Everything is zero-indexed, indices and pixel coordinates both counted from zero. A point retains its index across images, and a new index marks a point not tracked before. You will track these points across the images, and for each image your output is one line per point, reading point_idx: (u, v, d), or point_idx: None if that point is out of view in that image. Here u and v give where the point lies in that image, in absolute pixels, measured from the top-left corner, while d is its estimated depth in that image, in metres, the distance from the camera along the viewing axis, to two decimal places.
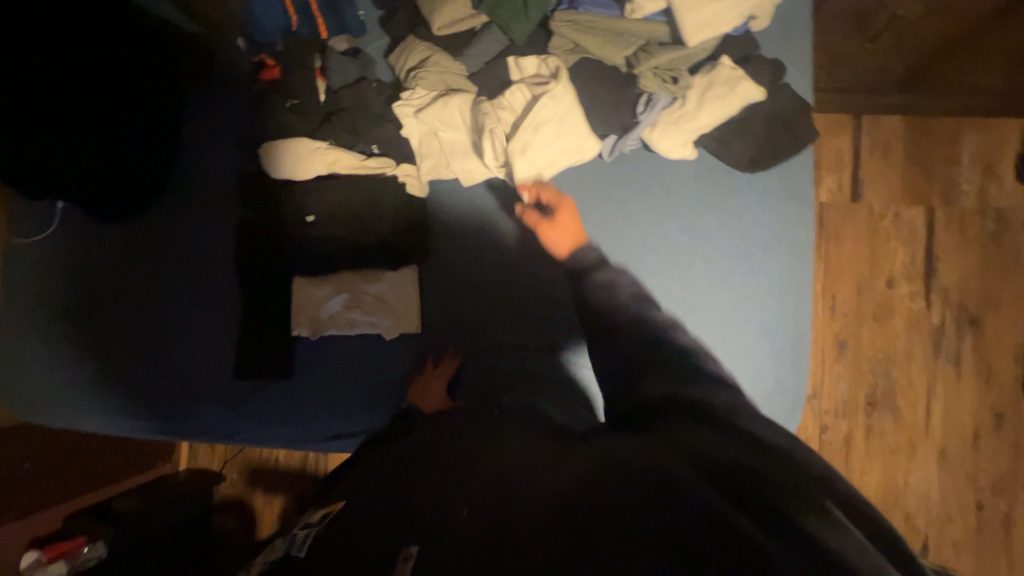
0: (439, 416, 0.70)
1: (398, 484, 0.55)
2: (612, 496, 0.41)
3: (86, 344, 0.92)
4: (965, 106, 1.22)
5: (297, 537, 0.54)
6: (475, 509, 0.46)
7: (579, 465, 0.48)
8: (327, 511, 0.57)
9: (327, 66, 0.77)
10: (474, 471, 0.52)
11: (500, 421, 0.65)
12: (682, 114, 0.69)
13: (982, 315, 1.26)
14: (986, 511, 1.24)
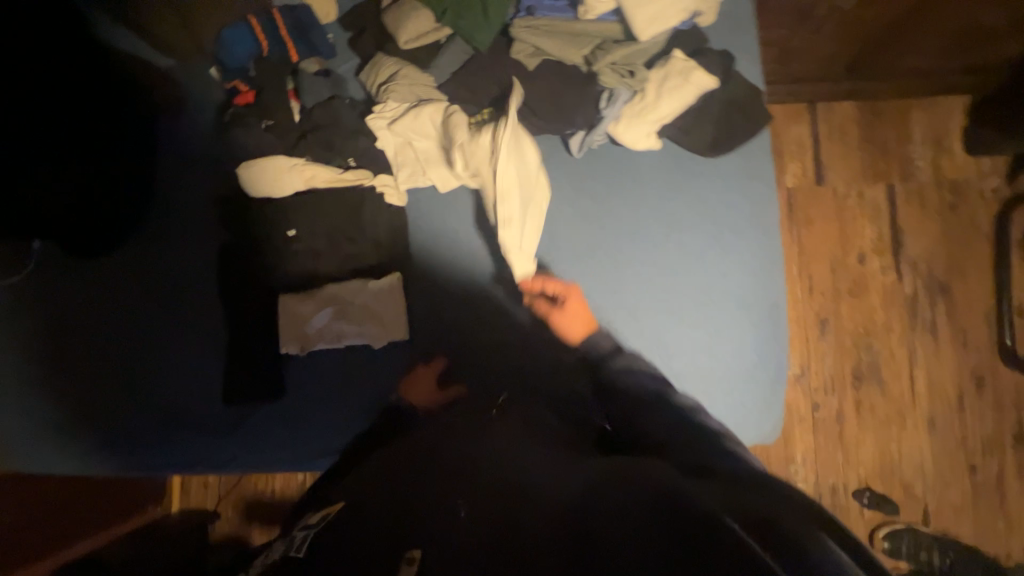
0: (436, 422, 0.69)
1: (397, 490, 0.55)
2: (620, 503, 0.43)
3: (70, 381, 0.90)
4: (910, 87, 1.30)
5: (295, 537, 0.53)
6: (481, 523, 0.45)
7: (588, 479, 0.49)
8: (327, 512, 0.57)
9: (299, 87, 0.79)
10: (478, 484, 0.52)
11: (501, 428, 0.65)
12: (643, 107, 0.73)
13: (950, 282, 1.31)
14: (980, 473, 1.26)
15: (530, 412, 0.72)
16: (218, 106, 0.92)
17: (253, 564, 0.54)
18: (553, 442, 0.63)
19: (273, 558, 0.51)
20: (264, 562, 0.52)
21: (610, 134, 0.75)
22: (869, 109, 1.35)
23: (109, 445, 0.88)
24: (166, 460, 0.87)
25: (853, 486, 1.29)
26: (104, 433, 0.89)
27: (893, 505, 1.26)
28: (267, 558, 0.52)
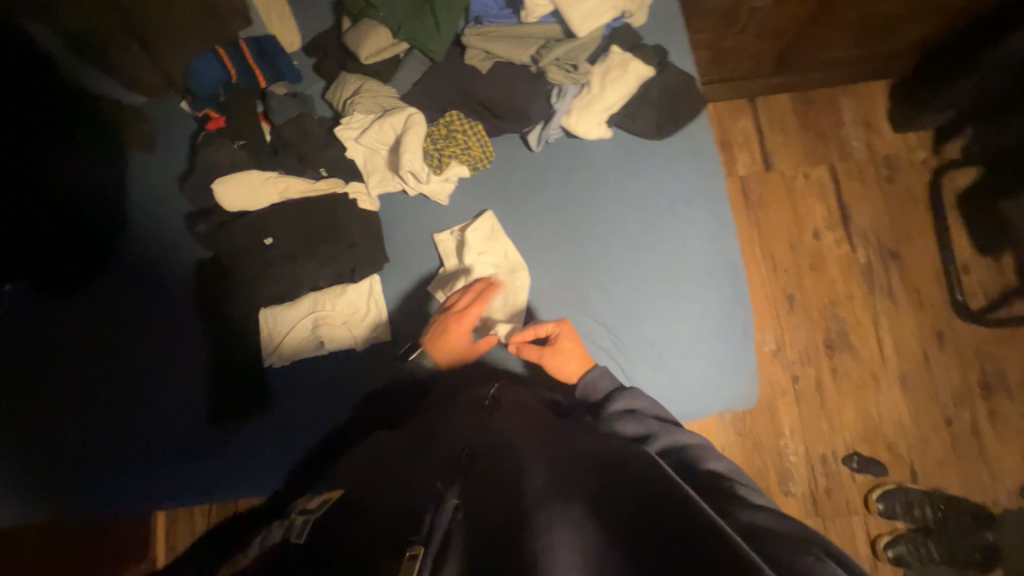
0: (432, 421, 0.69)
1: (394, 490, 0.54)
2: (623, 491, 0.40)
3: (45, 422, 0.87)
4: (833, 77, 1.43)
5: (294, 522, 0.56)
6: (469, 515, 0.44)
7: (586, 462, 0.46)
8: (326, 499, 0.60)
9: (269, 109, 0.84)
10: (472, 480, 0.50)
11: (496, 419, 0.63)
12: (590, 99, 0.80)
13: (899, 248, 1.41)
14: (955, 425, 1.31)
15: (524, 398, 0.72)
16: (188, 136, 0.97)
17: (253, 545, 0.57)
18: (551, 426, 0.62)
19: (271, 542, 0.54)
20: (265, 544, 0.55)
21: (564, 127, 0.82)
22: (802, 99, 1.48)
23: (88, 485, 0.85)
24: (149, 493, 0.85)
25: (841, 452, 1.32)
26: (83, 472, 0.86)
27: (881, 466, 1.30)
28: (263, 544, 0.55)
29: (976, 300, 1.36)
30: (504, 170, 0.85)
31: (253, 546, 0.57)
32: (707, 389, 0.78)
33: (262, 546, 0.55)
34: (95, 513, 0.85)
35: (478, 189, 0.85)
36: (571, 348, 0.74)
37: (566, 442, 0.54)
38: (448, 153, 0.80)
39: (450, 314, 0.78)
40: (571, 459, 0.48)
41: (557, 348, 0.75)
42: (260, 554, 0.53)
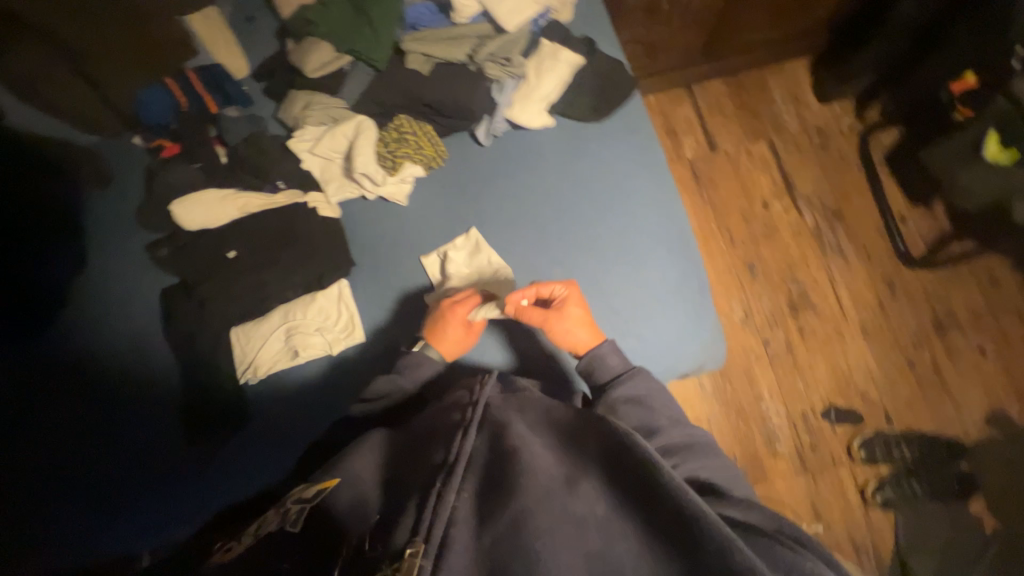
0: (426, 410, 0.72)
1: (394, 484, 0.58)
2: (626, 495, 0.49)
3: (13, 475, 0.84)
4: (759, 59, 1.55)
5: (290, 511, 0.60)
6: (492, 527, 0.48)
7: (588, 458, 0.54)
8: (321, 488, 0.61)
9: (222, 131, 0.87)
10: (482, 483, 0.53)
11: (490, 405, 0.64)
12: (528, 90, 0.87)
13: (841, 208, 1.50)
14: (918, 366, 1.39)
15: (516, 384, 0.75)
16: (145, 170, 0.96)
17: (253, 528, 0.62)
18: (543, 409, 0.64)
19: (267, 530, 0.59)
20: (261, 532, 0.60)
21: (508, 119, 0.87)
22: (734, 82, 1.59)
23: (62, 535, 0.82)
24: (128, 535, 0.82)
25: (819, 407, 1.37)
26: (56, 518, 0.83)
27: (856, 414, 1.36)
28: (258, 532, 0.60)
29: (917, 248, 1.46)
30: (456, 166, 0.89)
31: (246, 534, 0.62)
32: (676, 346, 0.82)
33: (257, 534, 0.60)
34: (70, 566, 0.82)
35: (435, 186, 0.88)
36: (580, 311, 0.76)
37: (568, 437, 0.58)
38: (401, 153, 0.85)
39: (447, 308, 0.79)
40: (573, 453, 0.55)
41: (564, 309, 0.76)
42: (256, 541, 0.58)
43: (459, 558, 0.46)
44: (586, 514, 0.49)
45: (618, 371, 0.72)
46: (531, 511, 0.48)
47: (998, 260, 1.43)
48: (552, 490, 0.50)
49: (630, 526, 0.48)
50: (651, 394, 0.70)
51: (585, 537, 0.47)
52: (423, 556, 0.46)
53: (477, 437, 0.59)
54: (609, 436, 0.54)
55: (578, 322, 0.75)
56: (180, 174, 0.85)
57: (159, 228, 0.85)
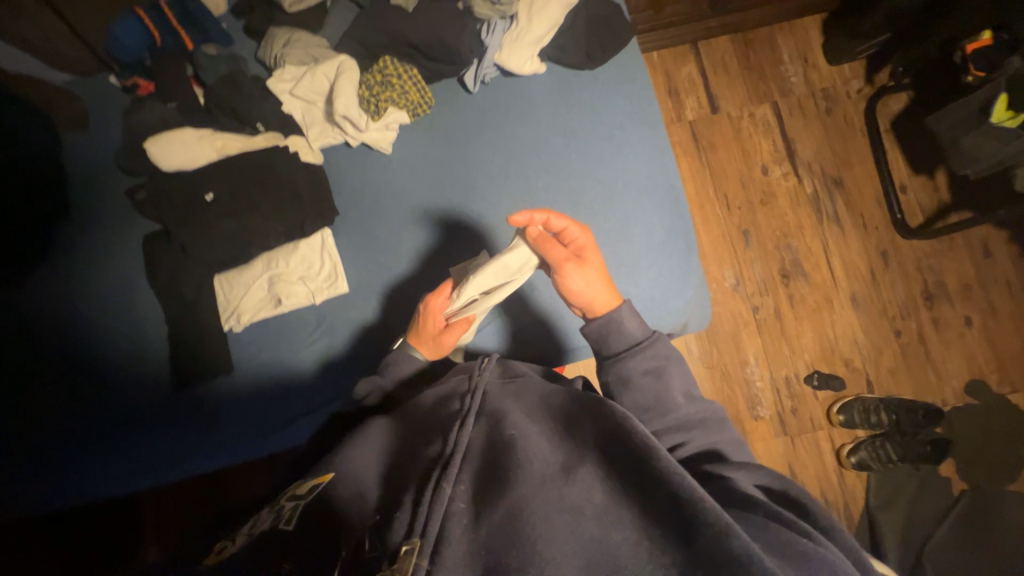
0: (422, 395, 0.73)
1: (394, 474, 0.60)
2: (625, 485, 0.50)
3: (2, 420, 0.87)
4: (769, 15, 1.47)
5: (285, 509, 0.58)
6: (487, 518, 0.49)
7: (589, 449, 0.55)
8: (317, 482, 0.61)
9: (198, 70, 0.83)
10: (477, 476, 0.54)
11: (488, 391, 0.66)
12: (520, 31, 0.82)
13: (842, 175, 1.47)
14: (904, 335, 1.40)
15: (513, 368, 0.74)
16: (123, 113, 0.93)
17: (244, 529, 0.60)
18: (541, 396, 0.66)
19: (260, 531, 0.56)
20: (254, 532, 0.57)
21: (498, 64, 0.84)
22: (742, 40, 1.52)
23: (49, 477, 0.85)
24: (117, 472, 0.85)
25: (803, 372, 1.39)
26: (48, 460, 0.85)
27: (839, 380, 1.38)
28: (252, 532, 0.57)
29: (915, 218, 1.44)
30: (443, 116, 0.87)
31: (244, 532, 0.59)
32: (659, 304, 0.81)
33: (250, 534, 0.57)
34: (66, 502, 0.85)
35: (420, 134, 0.86)
36: (598, 260, 0.72)
37: (567, 426, 0.59)
38: (384, 98, 0.81)
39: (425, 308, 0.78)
40: (573, 442, 0.56)
41: (583, 254, 0.72)
42: (250, 539, 0.55)
43: (456, 551, 0.47)
44: (583, 502, 0.49)
45: (638, 339, 0.68)
46: (527, 500, 0.49)
47: (994, 232, 1.42)
48: (548, 480, 0.51)
49: (627, 513, 0.48)
50: (672, 364, 0.68)
51: (584, 525, 0.47)
52: (418, 554, 0.46)
53: (474, 426, 0.60)
54: (607, 426, 0.55)
55: (595, 275, 0.71)
56: (158, 114, 0.82)
57: (136, 170, 0.83)
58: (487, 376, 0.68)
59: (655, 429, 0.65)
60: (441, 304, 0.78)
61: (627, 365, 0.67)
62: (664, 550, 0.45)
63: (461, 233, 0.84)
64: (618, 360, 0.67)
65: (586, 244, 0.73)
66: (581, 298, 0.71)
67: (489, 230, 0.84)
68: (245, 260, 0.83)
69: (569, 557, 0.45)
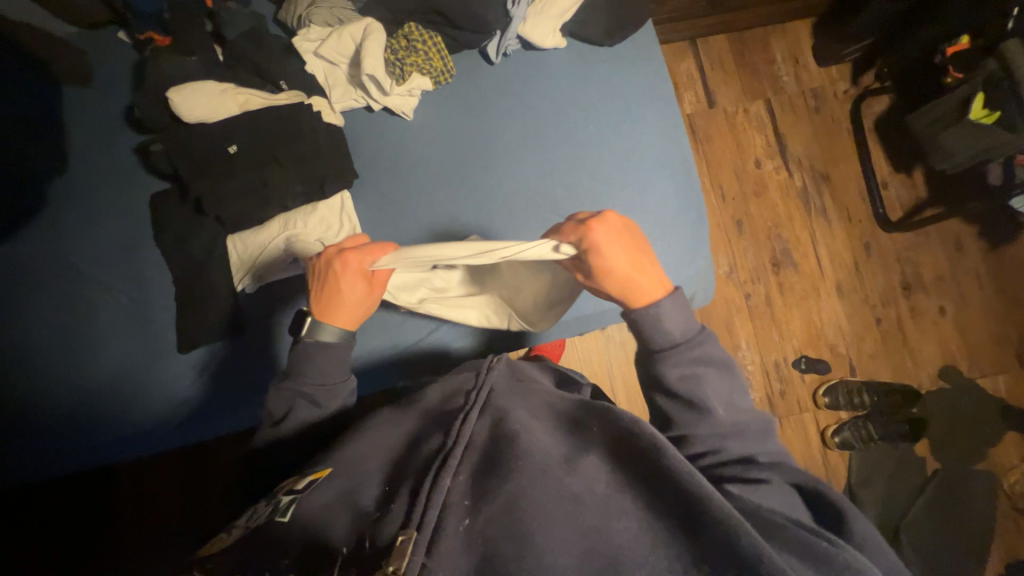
0: (428, 394, 0.71)
1: (390, 467, 0.58)
2: (629, 479, 0.50)
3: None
4: (765, 16, 1.54)
5: (281, 501, 0.57)
6: (487, 508, 0.47)
7: (595, 442, 0.54)
8: (313, 478, 0.59)
9: (221, 26, 0.83)
10: (478, 470, 0.51)
11: (494, 390, 0.63)
12: (544, 4, 0.84)
13: (829, 170, 1.55)
14: (884, 322, 1.48)
15: (522, 371, 0.72)
16: (134, 69, 0.91)
17: (240, 522, 0.59)
18: (550, 402, 0.65)
19: (256, 523, 0.55)
20: (253, 523, 0.56)
21: (520, 36, 0.86)
22: (739, 39, 1.58)
23: (36, 450, 0.83)
24: (121, 436, 0.84)
25: (791, 356, 1.46)
26: (35, 431, 0.83)
27: (825, 364, 1.45)
28: (249, 523, 0.56)
29: (895, 213, 1.53)
30: (465, 84, 0.88)
31: (241, 523, 0.59)
32: (671, 272, 0.85)
33: (247, 526, 0.56)
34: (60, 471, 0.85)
35: (441, 101, 0.88)
36: (621, 260, 0.68)
37: (572, 426, 0.58)
38: (409, 63, 0.82)
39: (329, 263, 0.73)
40: (578, 436, 0.56)
41: (601, 266, 0.68)
42: (247, 533, 0.54)
43: (452, 542, 0.44)
44: (585, 492, 0.48)
45: (678, 340, 0.65)
46: (525, 488, 0.48)
47: (965, 228, 1.52)
48: (550, 471, 0.49)
49: (631, 504, 0.48)
50: (713, 368, 0.66)
51: (585, 514, 0.46)
52: (416, 548, 0.43)
53: (478, 421, 0.57)
54: (615, 425, 0.55)
55: (616, 281, 0.68)
56: (174, 66, 0.80)
57: (151, 124, 0.82)
58: (496, 374, 0.65)
59: (687, 432, 0.64)
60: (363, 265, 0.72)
61: (662, 367, 0.65)
62: (666, 543, 0.46)
63: (481, 200, 0.85)
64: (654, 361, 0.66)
65: (597, 247, 0.68)
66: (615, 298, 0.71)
67: (507, 197, 0.85)
68: (263, 220, 0.82)
69: (569, 546, 0.44)
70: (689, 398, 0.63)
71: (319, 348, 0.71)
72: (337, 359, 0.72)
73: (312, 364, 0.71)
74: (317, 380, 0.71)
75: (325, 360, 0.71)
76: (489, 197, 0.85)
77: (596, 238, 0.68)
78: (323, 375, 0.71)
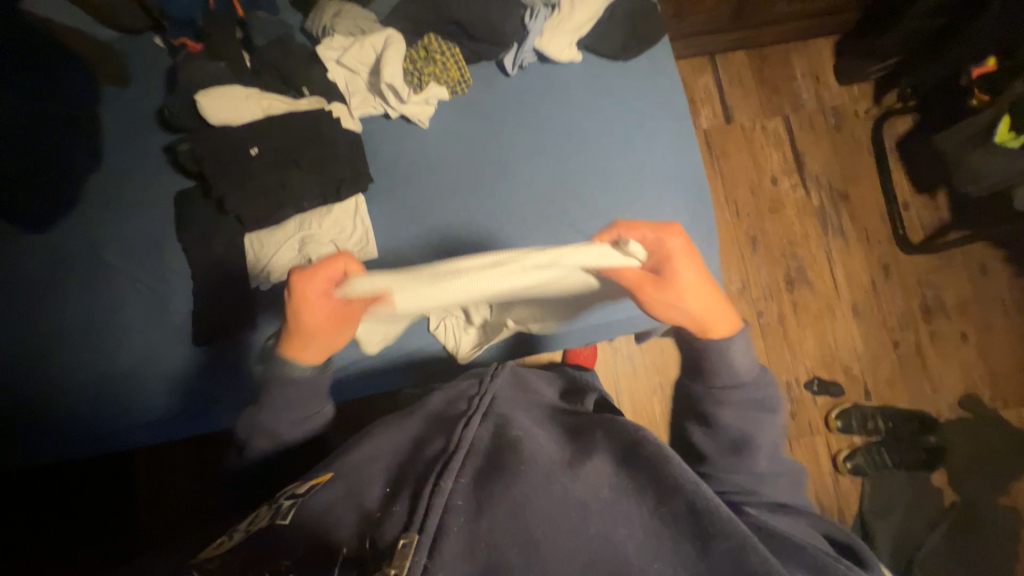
0: (432, 398, 0.71)
1: (394, 468, 0.57)
2: (635, 484, 0.52)
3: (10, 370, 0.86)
4: (786, 33, 1.53)
5: (283, 505, 0.56)
6: (491, 511, 0.47)
7: (600, 447, 0.56)
8: (316, 481, 0.58)
9: (250, 34, 0.87)
10: (481, 472, 0.51)
11: (496, 398, 0.64)
12: (561, 18, 0.86)
13: (848, 189, 1.52)
14: (902, 346, 1.44)
15: (525, 380, 0.74)
16: (167, 72, 0.95)
17: (240, 527, 0.57)
18: (548, 411, 0.67)
19: (259, 526, 0.54)
20: (253, 528, 0.55)
21: (537, 49, 0.88)
22: (759, 55, 1.58)
23: (50, 435, 0.86)
24: (131, 426, 0.87)
25: (803, 377, 1.42)
26: (52, 416, 0.86)
27: (838, 387, 1.41)
28: (251, 527, 0.55)
29: (916, 234, 1.49)
30: (481, 94, 0.90)
31: (242, 527, 0.57)
32: None
33: (249, 530, 0.55)
34: (71, 454, 0.88)
35: (456, 111, 0.90)
36: (692, 271, 0.66)
37: (572, 435, 0.60)
38: (427, 72, 0.85)
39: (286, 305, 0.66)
40: (583, 441, 0.57)
41: (672, 271, 0.65)
42: (247, 537, 0.53)
43: (454, 544, 0.45)
44: (588, 497, 0.50)
45: (743, 379, 0.69)
46: (531, 494, 0.49)
47: (991, 253, 1.47)
48: (554, 476, 0.51)
49: (636, 508, 0.51)
50: (763, 412, 0.69)
51: (590, 518, 0.48)
52: (417, 550, 0.43)
53: (480, 427, 0.58)
54: (620, 435, 0.57)
55: (689, 296, 0.66)
56: (204, 71, 0.84)
57: (180, 126, 0.86)
58: (499, 383, 0.67)
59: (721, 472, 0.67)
60: (321, 290, 0.65)
61: (718, 405, 0.69)
62: (669, 547, 0.49)
63: (491, 208, 0.86)
64: (706, 399, 0.70)
65: (672, 256, 0.65)
66: (676, 319, 0.68)
67: (519, 206, 0.86)
68: (279, 221, 0.84)
69: (574, 551, 0.46)
70: (737, 439, 0.67)
71: (282, 384, 0.70)
72: (305, 395, 0.72)
73: (276, 403, 0.71)
74: (281, 421, 0.71)
75: (292, 402, 0.71)
76: (500, 205, 0.87)
77: (673, 239, 0.66)
78: (291, 415, 0.72)
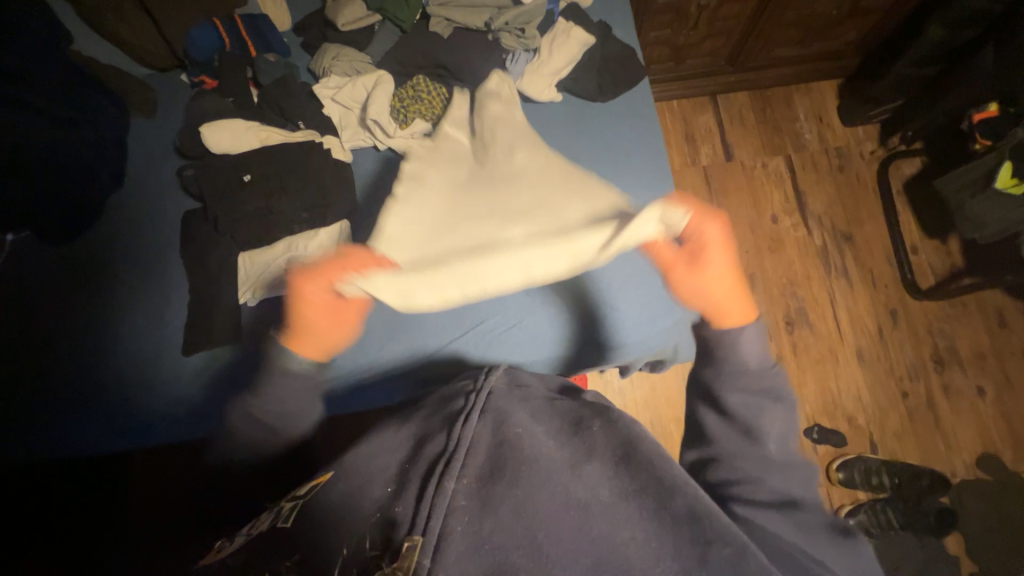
0: (433, 397, 0.64)
1: (387, 462, 0.53)
2: (635, 488, 0.48)
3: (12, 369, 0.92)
4: (787, 75, 1.54)
5: (284, 507, 0.54)
6: (493, 513, 0.43)
7: (604, 449, 0.51)
8: (315, 483, 0.56)
9: (257, 74, 0.97)
10: (487, 471, 0.47)
11: (494, 393, 0.56)
12: (539, 63, 0.95)
13: (851, 230, 1.48)
14: (912, 397, 1.36)
15: (521, 378, 0.65)
16: (184, 104, 1.05)
17: (243, 531, 0.55)
18: (550, 401, 0.60)
19: (259, 530, 0.52)
20: (251, 533, 0.53)
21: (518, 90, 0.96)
22: (759, 94, 1.58)
23: (38, 440, 0.89)
24: (109, 436, 0.90)
25: (802, 425, 1.34)
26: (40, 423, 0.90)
27: (841, 437, 1.32)
28: (252, 531, 0.53)
29: (926, 279, 1.43)
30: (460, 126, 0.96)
31: (242, 533, 0.55)
32: (652, 317, 0.90)
33: (249, 535, 0.53)
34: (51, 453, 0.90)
35: None
36: (717, 230, 0.64)
37: (574, 426, 0.55)
38: (412, 109, 0.94)
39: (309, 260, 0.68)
40: (586, 440, 0.52)
41: (704, 253, 0.64)
42: (248, 544, 0.51)
43: (456, 549, 0.41)
44: (589, 499, 0.45)
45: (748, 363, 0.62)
46: (533, 495, 0.44)
47: (1009, 303, 1.40)
48: (555, 475, 0.46)
49: (637, 513, 0.46)
50: (779, 404, 0.61)
51: (591, 521, 0.44)
52: (421, 553, 0.40)
53: (478, 424, 0.52)
54: (617, 431, 0.53)
55: (715, 283, 0.63)
56: (215, 106, 0.95)
57: (190, 151, 0.95)
58: (494, 380, 0.60)
59: (723, 454, 0.59)
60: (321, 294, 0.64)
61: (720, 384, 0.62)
62: (674, 556, 0.44)
63: None
64: (717, 380, 0.62)
65: (708, 242, 0.64)
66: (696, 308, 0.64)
67: None
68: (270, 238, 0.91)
69: (575, 554, 0.42)
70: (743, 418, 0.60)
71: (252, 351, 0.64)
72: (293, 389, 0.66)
73: (269, 389, 0.65)
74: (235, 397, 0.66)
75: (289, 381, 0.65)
76: None
77: (684, 199, 0.67)
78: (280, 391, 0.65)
